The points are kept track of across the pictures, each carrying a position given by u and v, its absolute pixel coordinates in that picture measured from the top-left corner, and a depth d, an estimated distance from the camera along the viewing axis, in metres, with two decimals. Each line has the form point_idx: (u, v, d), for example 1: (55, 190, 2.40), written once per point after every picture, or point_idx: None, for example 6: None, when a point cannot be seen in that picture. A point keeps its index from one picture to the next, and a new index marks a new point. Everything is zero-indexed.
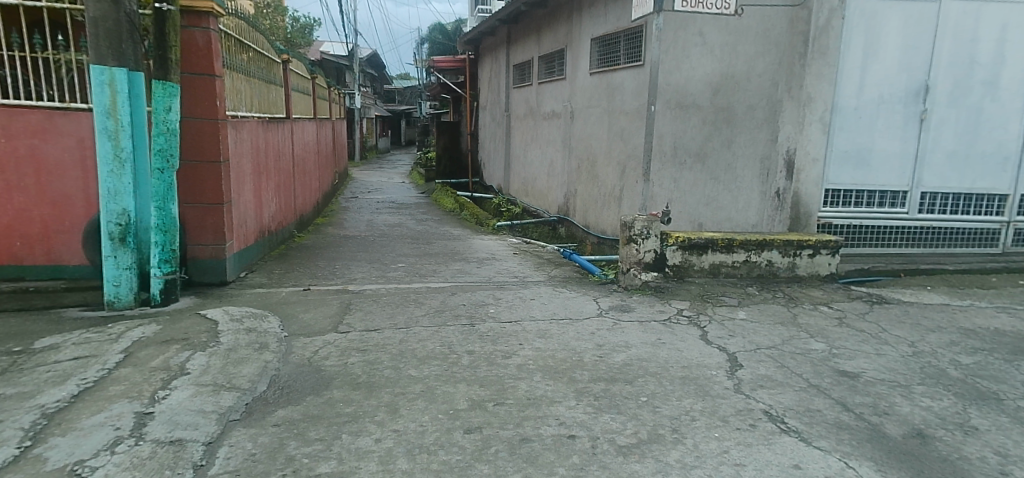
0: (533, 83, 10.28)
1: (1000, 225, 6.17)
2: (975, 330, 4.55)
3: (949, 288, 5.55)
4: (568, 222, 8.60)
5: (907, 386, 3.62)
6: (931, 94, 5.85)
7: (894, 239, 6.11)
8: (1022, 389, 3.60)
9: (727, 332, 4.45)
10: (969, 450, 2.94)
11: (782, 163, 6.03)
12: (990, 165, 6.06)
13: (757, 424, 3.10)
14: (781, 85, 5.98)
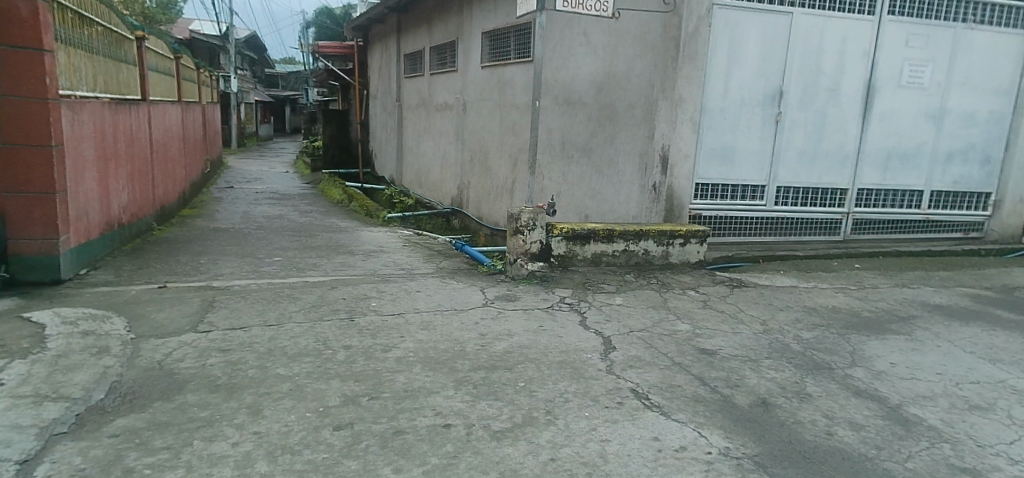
0: (425, 74, 10.14)
1: (841, 215, 6.88)
2: (816, 308, 5.09)
3: (798, 272, 6.16)
4: (462, 214, 8.62)
5: (757, 360, 3.99)
6: (785, 99, 6.42)
7: (754, 228, 6.67)
8: (849, 358, 4.08)
9: (605, 317, 4.67)
10: (803, 414, 3.30)
11: (658, 159, 6.29)
12: (834, 163, 6.73)
13: (624, 402, 3.29)
14: (656, 86, 6.22)
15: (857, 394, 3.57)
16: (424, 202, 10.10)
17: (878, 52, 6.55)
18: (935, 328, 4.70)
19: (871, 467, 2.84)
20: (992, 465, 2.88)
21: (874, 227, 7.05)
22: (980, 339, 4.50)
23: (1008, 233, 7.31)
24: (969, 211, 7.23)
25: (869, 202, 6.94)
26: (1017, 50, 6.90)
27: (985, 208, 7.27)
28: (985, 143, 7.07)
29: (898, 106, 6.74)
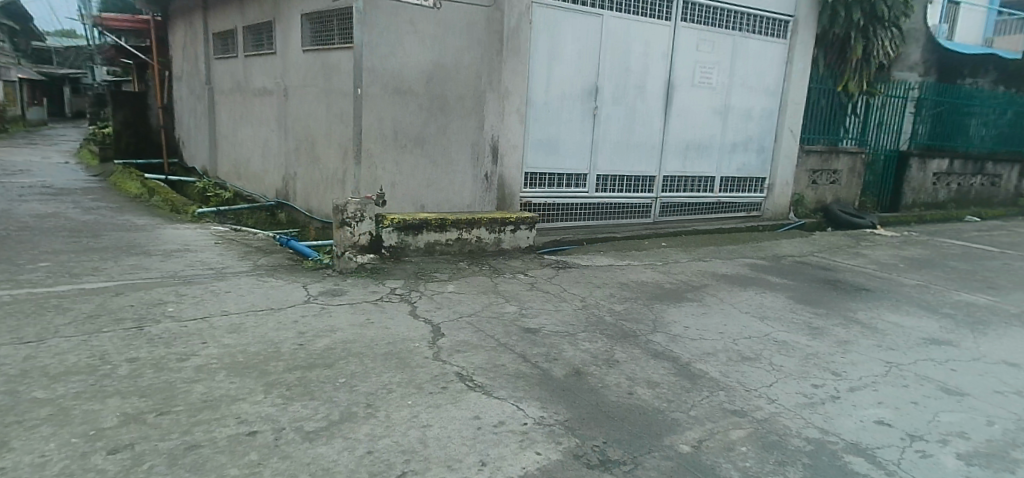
0: (238, 56, 9.31)
1: (651, 200, 7.56)
2: (628, 283, 5.55)
3: (616, 253, 6.67)
4: (289, 207, 8.09)
5: (575, 334, 4.25)
6: (600, 94, 6.84)
7: (578, 213, 7.06)
8: (652, 326, 4.51)
9: (434, 305, 4.66)
10: (611, 379, 3.59)
11: (489, 149, 6.43)
12: (644, 153, 7.34)
13: (448, 386, 3.33)
14: (484, 78, 6.31)
15: (656, 356, 3.96)
16: (245, 195, 9.33)
17: (676, 54, 7.27)
18: (722, 294, 5.36)
19: (662, 420, 3.17)
20: (757, 405, 3.36)
21: (678, 210, 7.85)
22: (755, 300, 5.23)
23: (780, 212, 8.59)
24: (751, 193, 8.39)
25: (674, 188, 7.70)
26: (782, 57, 8.10)
27: (761, 191, 8.47)
28: (761, 136, 8.22)
29: (694, 102, 7.55)
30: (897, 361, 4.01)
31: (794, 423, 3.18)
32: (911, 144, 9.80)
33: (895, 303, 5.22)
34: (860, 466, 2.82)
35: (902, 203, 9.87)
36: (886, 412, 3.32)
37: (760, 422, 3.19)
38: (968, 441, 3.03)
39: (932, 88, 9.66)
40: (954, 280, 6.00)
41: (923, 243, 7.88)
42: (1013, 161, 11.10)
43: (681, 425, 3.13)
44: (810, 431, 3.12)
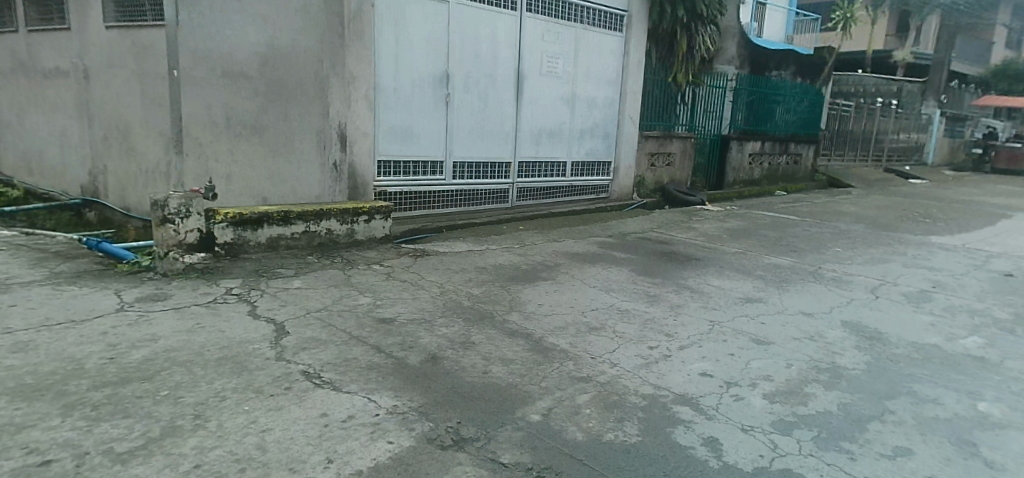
0: (18, 30, 7.93)
1: (508, 185, 7.65)
2: (486, 267, 5.58)
3: (475, 238, 6.64)
4: (98, 204, 7.13)
5: (431, 320, 4.20)
6: (451, 82, 6.73)
7: (435, 201, 6.93)
8: (509, 306, 4.59)
9: (279, 302, 4.35)
10: (467, 361, 3.60)
11: (336, 137, 5.94)
12: (498, 140, 7.37)
13: (292, 386, 3.13)
14: (326, 62, 5.76)
15: (512, 335, 4.04)
16: (38, 192, 7.94)
17: (523, 43, 7.35)
18: (573, 272, 5.58)
19: (514, 394, 3.24)
20: (601, 370, 3.56)
21: (534, 194, 8.03)
22: (602, 275, 5.51)
23: (624, 192, 9.12)
24: (599, 176, 8.80)
25: (528, 173, 7.85)
26: (618, 48, 8.57)
27: (608, 174, 8.92)
28: (604, 122, 8.64)
29: (542, 91, 7.72)
30: (720, 320, 4.45)
31: (633, 383, 3.42)
32: (730, 129, 10.82)
33: (718, 270, 5.77)
34: (685, 413, 3.10)
35: (725, 181, 10.86)
36: (709, 365, 3.67)
37: (603, 386, 3.38)
38: (774, 383, 3.44)
39: (744, 78, 10.76)
40: (765, 246, 6.76)
41: (740, 215, 8.77)
42: (810, 141, 12.62)
43: (532, 398, 3.21)
44: (646, 388, 3.36)
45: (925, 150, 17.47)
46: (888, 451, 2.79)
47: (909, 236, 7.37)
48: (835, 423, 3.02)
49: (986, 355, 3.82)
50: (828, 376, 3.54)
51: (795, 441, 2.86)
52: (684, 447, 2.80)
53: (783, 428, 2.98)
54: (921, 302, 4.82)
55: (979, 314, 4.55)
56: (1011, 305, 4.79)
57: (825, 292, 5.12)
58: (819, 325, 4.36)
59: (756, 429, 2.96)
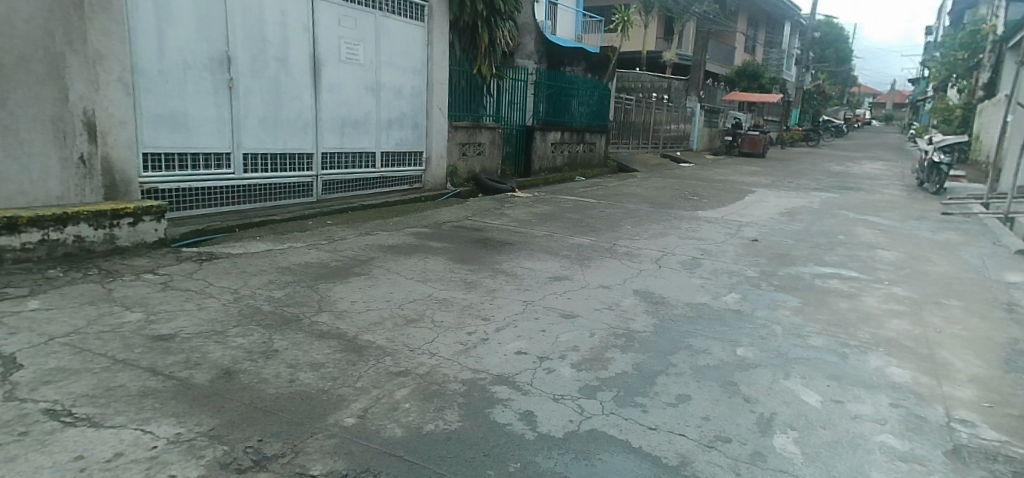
0: None
1: (311, 179, 7.12)
2: (289, 267, 5.08)
3: (275, 236, 6.01)
4: None
5: (223, 331, 3.72)
6: (233, 65, 6.04)
7: (224, 198, 6.22)
8: (317, 307, 4.24)
9: (8, 331, 3.53)
10: (268, 371, 3.24)
11: (81, 127, 4.92)
12: (295, 129, 6.80)
13: (31, 430, 2.56)
14: (59, 36, 4.67)
15: (321, 337, 3.73)
16: None
17: (316, 26, 6.84)
18: (387, 265, 5.35)
19: (326, 399, 2.98)
20: (420, 362, 3.43)
21: (341, 187, 7.57)
22: (417, 266, 5.36)
23: (437, 181, 8.97)
24: (410, 167, 8.55)
25: (333, 164, 7.37)
26: (421, 39, 8.37)
27: (420, 164, 8.71)
28: (412, 113, 8.40)
29: (342, 79, 7.27)
30: (532, 299, 4.55)
31: (452, 370, 3.34)
32: (533, 119, 11.22)
33: (529, 252, 5.92)
34: (502, 392, 3.10)
35: (531, 169, 11.26)
36: (522, 343, 3.72)
37: (422, 377, 3.25)
38: (579, 353, 3.59)
39: (544, 73, 11.23)
40: (568, 227, 7.11)
41: (546, 200, 9.14)
42: (602, 131, 13.59)
43: (346, 400, 2.98)
44: (465, 373, 3.31)
45: (691, 138, 19.85)
46: (672, 399, 3.03)
47: (682, 212, 8.26)
48: (632, 382, 3.22)
49: (742, 307, 4.37)
50: (626, 340, 3.78)
51: (599, 403, 2.99)
52: (497, 425, 2.79)
53: (589, 392, 3.10)
54: (694, 269, 5.40)
55: (736, 275, 5.22)
56: (757, 264, 5.56)
57: (619, 266, 5.50)
58: (616, 296, 4.66)
59: (566, 397, 3.05)
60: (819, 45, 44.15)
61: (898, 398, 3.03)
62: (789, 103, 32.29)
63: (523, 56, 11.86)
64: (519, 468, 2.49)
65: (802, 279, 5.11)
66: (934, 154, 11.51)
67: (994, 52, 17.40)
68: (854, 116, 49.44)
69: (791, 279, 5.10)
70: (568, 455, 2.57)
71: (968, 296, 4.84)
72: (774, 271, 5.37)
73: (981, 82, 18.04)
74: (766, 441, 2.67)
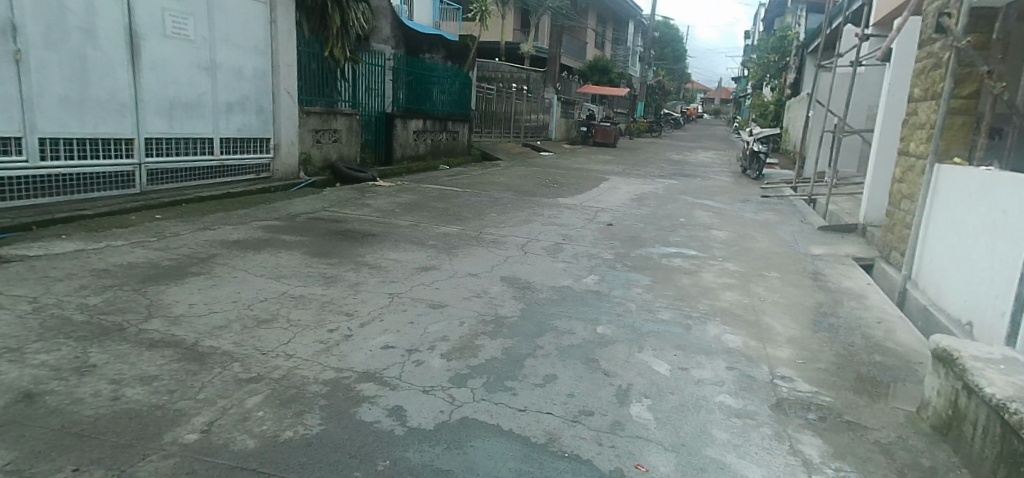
0: None
1: (132, 167, 6.29)
2: (108, 270, 4.42)
3: (86, 234, 5.21)
4: None
5: (18, 349, 3.12)
6: (19, 34, 5.14)
7: (15, 190, 5.30)
8: (144, 313, 3.71)
9: None
10: (83, 391, 2.75)
11: None
12: (109, 111, 5.96)
13: None
14: None
15: (151, 347, 3.24)
16: None
17: None
18: (232, 262, 4.85)
19: (161, 415, 2.59)
20: (274, 365, 3.08)
21: (172, 176, 6.78)
22: (268, 262, 4.89)
23: (289, 169, 8.35)
24: (255, 154, 7.86)
25: (159, 151, 6.56)
26: (263, 15, 7.66)
27: (267, 151, 8.04)
28: (255, 96, 7.71)
29: (168, 56, 6.48)
30: (398, 291, 4.30)
31: (312, 371, 3.04)
32: (393, 107, 10.86)
33: (393, 243, 5.65)
34: (369, 389, 2.87)
35: (393, 157, 10.90)
36: (390, 336, 3.49)
37: (279, 382, 2.92)
38: (449, 342, 3.42)
39: (402, 59, 10.90)
40: (433, 216, 6.92)
41: (411, 189, 8.85)
42: (464, 119, 13.49)
43: (187, 414, 2.61)
44: (327, 373, 3.02)
45: (550, 128, 20.35)
46: (540, 380, 2.98)
47: (542, 199, 8.41)
48: (502, 367, 3.13)
49: (600, 288, 4.47)
50: (495, 327, 3.69)
51: (470, 391, 2.87)
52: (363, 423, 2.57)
53: (460, 381, 2.96)
54: (556, 254, 5.47)
55: (593, 258, 5.36)
56: (612, 247, 5.76)
57: (485, 254, 5.41)
58: (484, 283, 4.56)
59: (436, 388, 2.88)
60: (660, 43, 47.50)
61: (733, 362, 3.19)
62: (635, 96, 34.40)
63: (378, 39, 11.27)
64: (387, 465, 2.31)
65: (651, 259, 5.36)
66: (754, 144, 12.83)
67: (799, 56, 19.76)
68: (690, 109, 53.93)
69: (642, 259, 5.34)
70: (437, 447, 2.42)
71: (787, 268, 5.37)
72: (628, 252, 5.58)
73: (790, 82, 20.45)
74: (623, 411, 2.69)
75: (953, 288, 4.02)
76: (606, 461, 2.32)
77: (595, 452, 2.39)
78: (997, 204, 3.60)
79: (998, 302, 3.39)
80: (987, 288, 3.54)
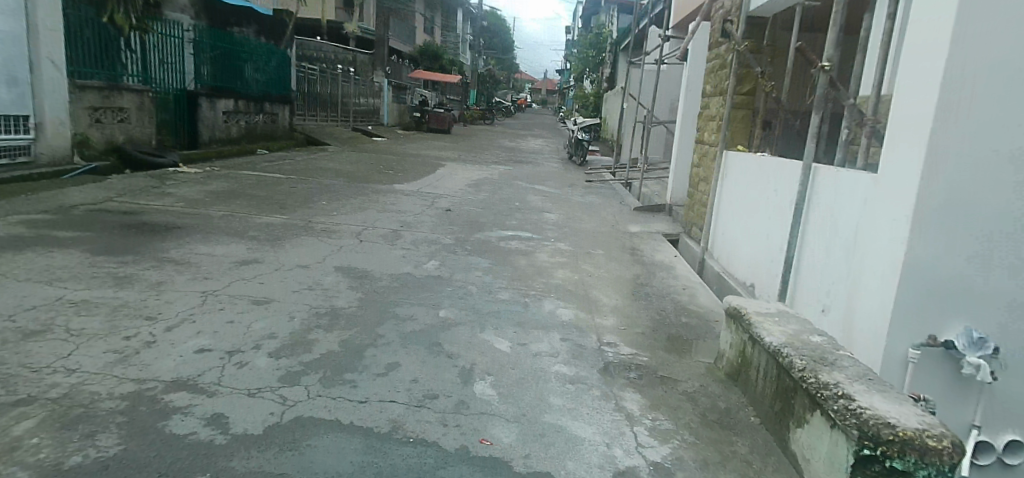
0: None
1: None
2: None
3: None
4: None
5: None
6: None
7: None
8: None
9: None
10: None
11: None
12: None
13: None
14: None
15: None
16: None
17: None
18: None
19: None
20: (49, 384, 2.23)
21: None
22: (29, 265, 3.68)
23: (58, 153, 6.90)
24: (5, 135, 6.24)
25: None
26: None
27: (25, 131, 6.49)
28: (5, 62, 6.13)
29: None
30: (214, 288, 3.37)
31: (105, 386, 2.25)
32: (196, 84, 9.56)
33: (205, 235, 4.60)
34: (178, 400, 2.18)
35: (198, 140, 9.62)
36: (205, 339, 2.69)
37: (56, 402, 2.12)
38: (278, 339, 2.75)
39: (206, 32, 9.68)
40: (253, 205, 5.99)
41: (224, 175, 7.82)
42: (280, 101, 12.41)
43: None
44: (126, 387, 2.25)
45: (382, 113, 19.63)
46: (382, 369, 2.55)
47: (374, 186, 8.07)
48: (339, 359, 2.60)
49: (442, 273, 4.16)
50: (330, 319, 3.06)
51: (304, 389, 2.32)
52: (162, 417, 2.07)
53: (290, 380, 2.39)
54: (395, 240, 5.02)
55: (434, 243, 5.08)
56: (452, 232, 5.59)
57: (317, 243, 4.64)
58: (316, 274, 3.80)
59: (264, 390, 2.29)
60: (489, 33, 48.33)
61: (566, 333, 3.23)
62: (467, 84, 34.52)
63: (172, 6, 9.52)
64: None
65: (490, 243, 5.31)
66: (578, 132, 13.49)
67: (614, 52, 21.20)
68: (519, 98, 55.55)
69: (481, 243, 5.26)
70: (263, 450, 1.94)
71: (610, 245, 5.75)
72: (467, 237, 5.46)
73: (606, 76, 21.88)
74: (467, 390, 2.44)
75: (739, 256, 4.56)
76: (451, 441, 2.07)
77: (441, 433, 2.12)
78: (767, 185, 4.13)
79: (772, 267, 3.89)
80: (764, 254, 4.06)
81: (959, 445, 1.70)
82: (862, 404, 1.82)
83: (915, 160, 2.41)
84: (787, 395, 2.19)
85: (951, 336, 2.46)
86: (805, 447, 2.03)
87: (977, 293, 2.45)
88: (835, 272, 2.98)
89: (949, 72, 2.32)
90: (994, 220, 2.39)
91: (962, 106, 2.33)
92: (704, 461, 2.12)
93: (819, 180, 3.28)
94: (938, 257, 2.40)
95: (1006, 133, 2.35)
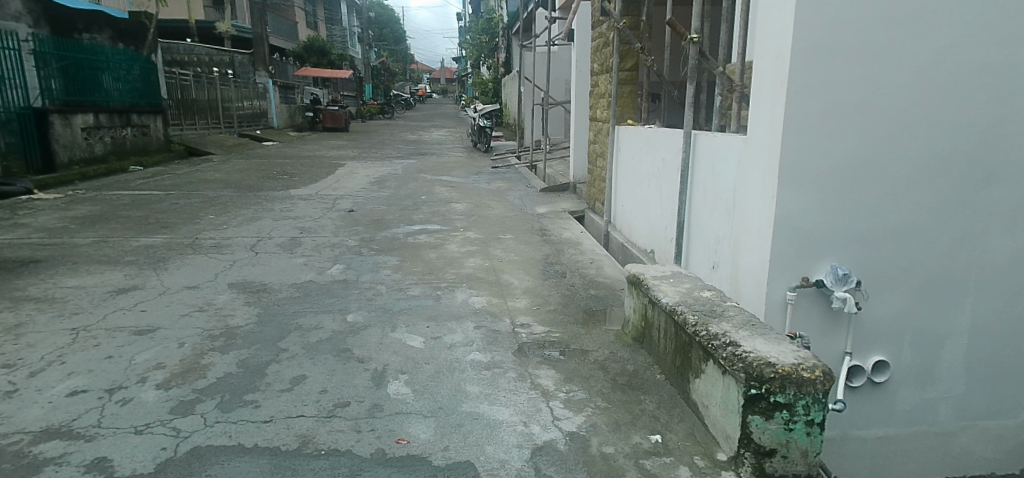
0: None
1: None
2: None
3: None
4: None
5: None
6: None
7: None
8: None
9: None
10: None
11: None
12: None
13: None
14: None
15: None
16: None
17: None
18: None
19: None
20: None
21: None
22: None
23: None
24: None
25: None
26: None
27: None
28: None
29: None
30: (84, 324, 3.09)
31: None
32: (43, 99, 8.32)
33: (70, 267, 4.18)
34: (51, 450, 2.01)
35: (57, 162, 8.44)
36: (80, 379, 2.49)
37: None
38: (167, 368, 2.59)
39: (48, 40, 8.38)
40: (129, 228, 5.52)
41: (91, 199, 7.06)
42: (157, 110, 11.06)
43: None
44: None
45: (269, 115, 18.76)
46: (286, 385, 2.47)
47: (267, 194, 7.71)
48: (235, 381, 2.49)
49: (346, 276, 4.08)
50: (226, 340, 2.91)
51: (199, 417, 2.22)
52: (36, 468, 1.92)
53: (184, 409, 2.27)
54: (293, 249, 4.84)
55: (337, 247, 4.93)
56: (357, 233, 5.45)
57: (204, 261, 4.37)
58: (207, 294, 3.62)
59: (153, 424, 2.16)
60: (376, 24, 47.00)
61: (480, 320, 3.26)
62: (360, 77, 33.35)
63: None
64: None
65: (396, 240, 5.22)
66: (479, 119, 13.49)
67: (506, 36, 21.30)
68: (417, 90, 54.47)
69: (388, 241, 5.16)
70: None
71: (518, 228, 5.81)
72: (372, 237, 5.34)
73: (501, 61, 22.00)
74: (381, 392, 2.42)
75: (638, 225, 4.77)
76: (366, 446, 2.05)
77: (355, 440, 2.09)
78: (659, 155, 4.30)
79: (666, 232, 4.10)
80: (659, 219, 4.25)
81: (829, 372, 1.88)
82: (746, 349, 1.95)
83: (775, 121, 2.60)
84: (685, 350, 2.32)
85: (820, 276, 2.69)
86: (702, 395, 2.16)
87: (839, 235, 2.69)
88: (720, 230, 3.17)
89: (797, 38, 2.49)
90: (846, 170, 2.64)
91: (811, 68, 2.52)
92: (616, 424, 2.21)
93: (699, 145, 3.46)
94: (803, 207, 2.61)
95: (848, 88, 2.58)
